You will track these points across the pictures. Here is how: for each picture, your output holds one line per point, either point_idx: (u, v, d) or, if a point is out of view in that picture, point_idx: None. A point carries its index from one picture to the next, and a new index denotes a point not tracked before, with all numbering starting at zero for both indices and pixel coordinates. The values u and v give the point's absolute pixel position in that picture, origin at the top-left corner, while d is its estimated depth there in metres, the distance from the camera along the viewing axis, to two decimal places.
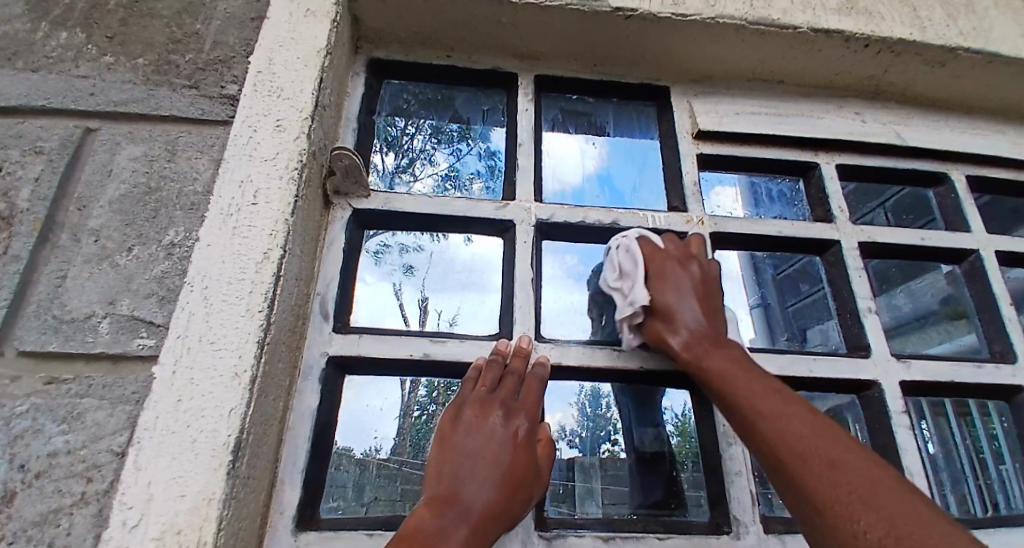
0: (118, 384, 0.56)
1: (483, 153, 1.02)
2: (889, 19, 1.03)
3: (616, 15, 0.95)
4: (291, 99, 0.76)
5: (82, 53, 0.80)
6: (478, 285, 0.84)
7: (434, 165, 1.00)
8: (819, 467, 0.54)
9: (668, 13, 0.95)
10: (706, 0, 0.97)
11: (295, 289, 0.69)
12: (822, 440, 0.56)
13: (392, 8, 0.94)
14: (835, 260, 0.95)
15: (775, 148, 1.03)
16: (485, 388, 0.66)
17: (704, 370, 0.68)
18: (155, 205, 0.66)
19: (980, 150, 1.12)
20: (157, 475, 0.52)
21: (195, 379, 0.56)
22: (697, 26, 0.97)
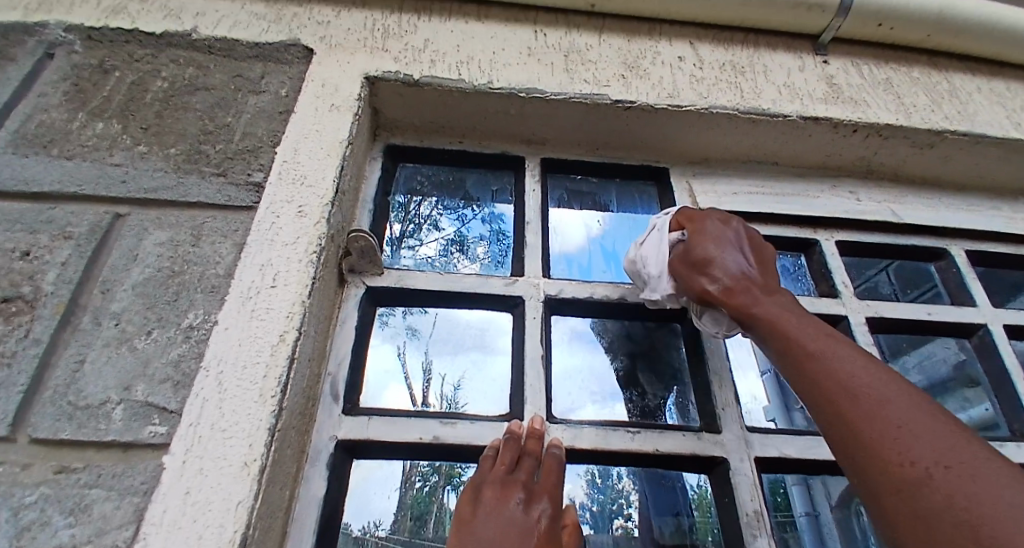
0: (128, 474, 0.56)
1: (485, 218, 1.05)
2: (875, 107, 1.10)
3: (616, 107, 1.02)
4: (312, 186, 0.81)
5: (116, 142, 0.85)
6: (482, 349, 0.84)
7: (438, 230, 1.02)
8: (868, 391, 0.53)
9: (664, 105, 1.02)
10: (700, 93, 1.04)
11: (308, 371, 0.69)
12: (875, 369, 0.54)
13: (407, 100, 1.01)
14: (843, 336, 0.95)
15: (775, 226, 1.06)
16: (502, 467, 0.65)
17: (753, 315, 0.64)
18: (177, 288, 0.68)
19: (977, 227, 1.14)
20: None
21: (206, 468, 0.56)
22: (692, 116, 1.03)
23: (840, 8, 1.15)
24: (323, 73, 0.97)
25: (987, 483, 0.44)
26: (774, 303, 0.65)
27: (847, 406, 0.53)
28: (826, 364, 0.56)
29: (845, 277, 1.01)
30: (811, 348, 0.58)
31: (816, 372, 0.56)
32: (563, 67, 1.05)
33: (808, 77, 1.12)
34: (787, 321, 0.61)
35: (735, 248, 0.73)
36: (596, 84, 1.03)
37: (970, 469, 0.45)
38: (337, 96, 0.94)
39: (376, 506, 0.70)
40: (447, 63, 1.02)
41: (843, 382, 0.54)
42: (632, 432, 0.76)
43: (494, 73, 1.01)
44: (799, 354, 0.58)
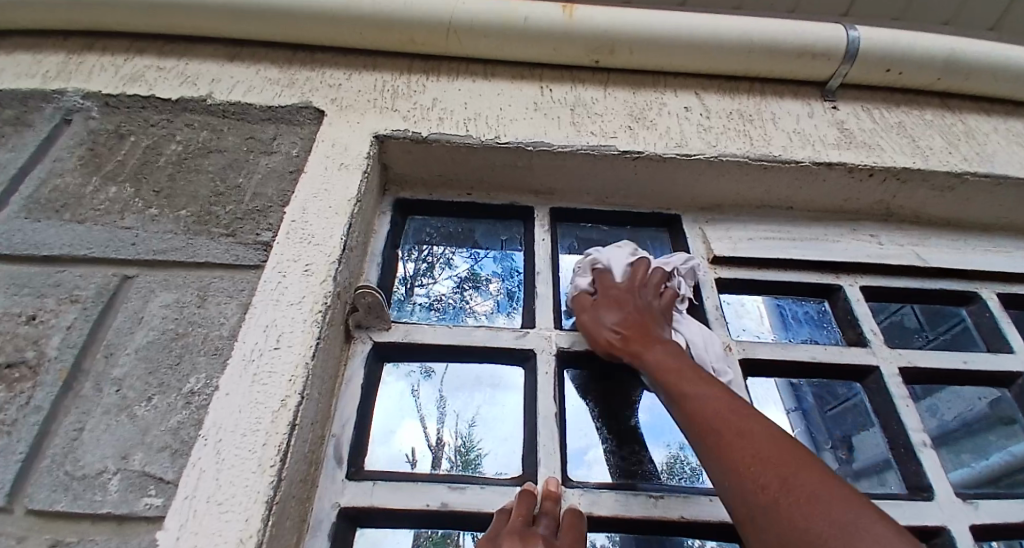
0: None
1: (495, 258, 1.05)
2: (889, 151, 1.09)
3: (624, 157, 1.02)
4: (320, 245, 0.80)
5: (129, 205, 0.86)
6: (494, 389, 0.82)
7: (452, 269, 1.02)
8: (738, 423, 0.58)
9: (674, 154, 1.02)
10: (709, 142, 1.04)
11: (311, 435, 0.67)
12: (743, 414, 0.59)
13: (416, 156, 1.03)
14: (875, 386, 0.90)
15: (793, 271, 1.03)
16: (519, 525, 0.60)
17: (648, 364, 0.73)
18: (180, 350, 0.67)
19: (1006, 269, 1.10)
20: None
21: (199, 545, 0.52)
22: (702, 164, 1.03)
23: (846, 56, 1.15)
24: (334, 133, 0.99)
25: (823, 502, 0.46)
26: (663, 352, 0.73)
27: (721, 448, 0.57)
28: (697, 406, 0.63)
29: (871, 323, 0.97)
30: (693, 397, 0.64)
31: (698, 406, 0.63)
32: (570, 120, 1.06)
33: (818, 123, 1.12)
34: (674, 370, 0.70)
35: (626, 309, 0.82)
36: (603, 136, 1.03)
37: (807, 485, 0.48)
38: (347, 155, 0.95)
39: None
40: (455, 120, 1.03)
41: (718, 415, 0.60)
42: (654, 500, 0.71)
43: (502, 129, 1.03)
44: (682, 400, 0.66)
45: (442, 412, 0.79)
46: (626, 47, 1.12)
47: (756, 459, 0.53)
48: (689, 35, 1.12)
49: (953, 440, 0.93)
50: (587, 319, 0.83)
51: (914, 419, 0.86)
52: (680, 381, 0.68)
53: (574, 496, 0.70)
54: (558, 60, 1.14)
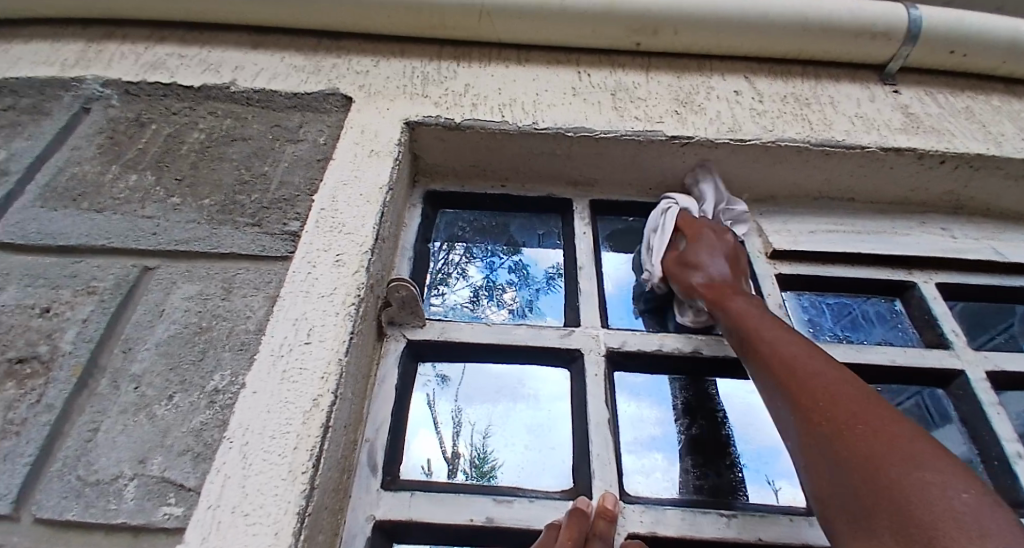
0: None
1: (516, 266, 0.96)
2: (960, 136, 1.00)
3: (673, 142, 0.95)
4: (352, 234, 0.75)
5: (150, 194, 0.82)
6: (521, 399, 0.75)
7: (467, 277, 0.93)
8: (799, 357, 0.58)
9: (727, 139, 0.94)
10: (765, 127, 0.97)
11: (344, 439, 0.61)
12: (804, 350, 0.59)
13: (450, 145, 0.97)
14: (960, 392, 0.81)
15: (859, 267, 0.94)
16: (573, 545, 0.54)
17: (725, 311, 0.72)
18: (203, 345, 0.62)
19: None
20: None
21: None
22: (757, 150, 0.95)
23: (909, 37, 1.07)
24: (364, 120, 0.93)
25: (873, 417, 0.49)
26: (743, 303, 0.71)
27: (788, 374, 0.57)
28: (765, 341, 0.63)
29: (952, 324, 0.88)
30: (769, 336, 0.63)
31: (775, 361, 0.60)
32: (613, 106, 0.99)
33: (880, 107, 1.03)
34: (744, 310, 0.69)
35: (720, 258, 0.80)
36: (651, 121, 0.97)
37: (897, 445, 0.45)
38: (379, 142, 0.90)
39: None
40: (490, 106, 0.97)
41: (799, 378, 0.56)
42: (726, 517, 0.64)
43: (541, 114, 0.96)
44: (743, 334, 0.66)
45: (460, 423, 0.72)
46: (672, 28, 1.05)
47: (830, 413, 0.51)
48: (738, 16, 1.05)
49: None
50: (677, 264, 0.83)
51: (1007, 428, 0.76)
52: (746, 319, 0.68)
53: (631, 517, 0.62)
54: (595, 43, 1.07)
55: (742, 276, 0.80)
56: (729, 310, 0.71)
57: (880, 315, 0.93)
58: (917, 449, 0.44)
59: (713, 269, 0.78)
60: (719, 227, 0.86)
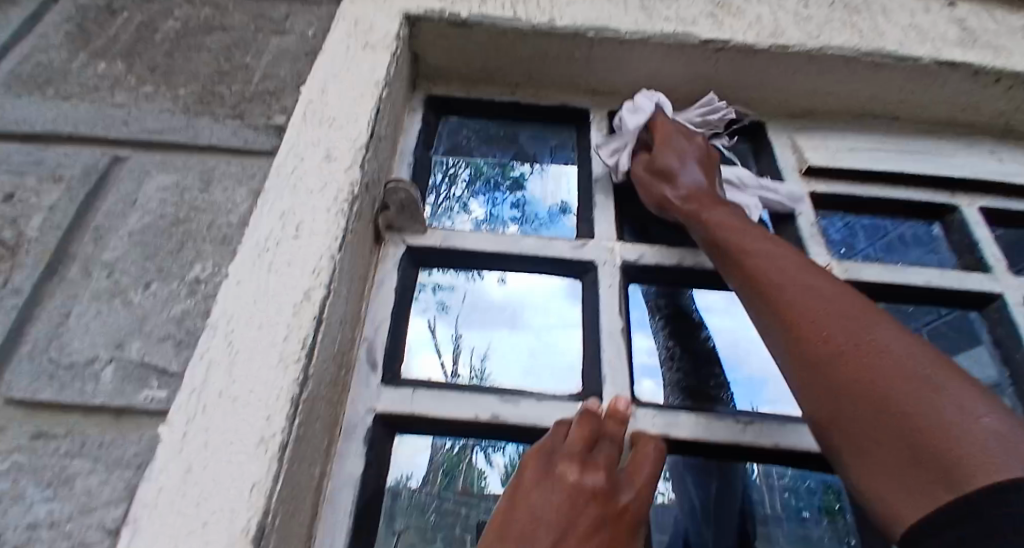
0: (119, 444, 0.44)
1: (518, 202, 0.88)
2: (1019, 53, 0.92)
3: (706, 47, 0.87)
4: (345, 128, 0.69)
5: (121, 82, 0.75)
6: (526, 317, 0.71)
7: (468, 213, 0.84)
8: (796, 274, 0.54)
9: (767, 45, 0.87)
10: (809, 32, 0.89)
11: (341, 334, 0.57)
12: (800, 267, 0.55)
13: (457, 43, 0.89)
14: (997, 314, 0.78)
15: (900, 189, 0.90)
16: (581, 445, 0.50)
17: (704, 222, 0.68)
18: (182, 237, 0.57)
19: None
20: None
21: (213, 443, 0.43)
22: (801, 58, 0.88)
23: None
24: (358, 11, 0.84)
25: (873, 334, 0.44)
26: (725, 214, 0.67)
27: (773, 293, 0.54)
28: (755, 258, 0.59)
29: (994, 245, 0.84)
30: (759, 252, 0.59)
31: (760, 275, 0.56)
32: (639, 4, 0.90)
33: (936, 19, 0.95)
34: (724, 225, 0.65)
35: (692, 164, 0.76)
36: (683, 24, 0.88)
37: (897, 369, 0.41)
38: (373, 35, 0.82)
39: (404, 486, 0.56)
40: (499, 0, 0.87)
41: (790, 302, 0.51)
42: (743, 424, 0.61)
43: (557, 10, 0.87)
44: (734, 249, 0.62)
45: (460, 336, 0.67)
46: None
47: (828, 332, 0.46)
48: None
49: None
50: (646, 173, 0.78)
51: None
52: (734, 236, 0.63)
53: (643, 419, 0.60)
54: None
55: (715, 179, 0.77)
56: (708, 222, 0.67)
57: (910, 238, 0.88)
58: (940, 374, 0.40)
59: (686, 178, 0.74)
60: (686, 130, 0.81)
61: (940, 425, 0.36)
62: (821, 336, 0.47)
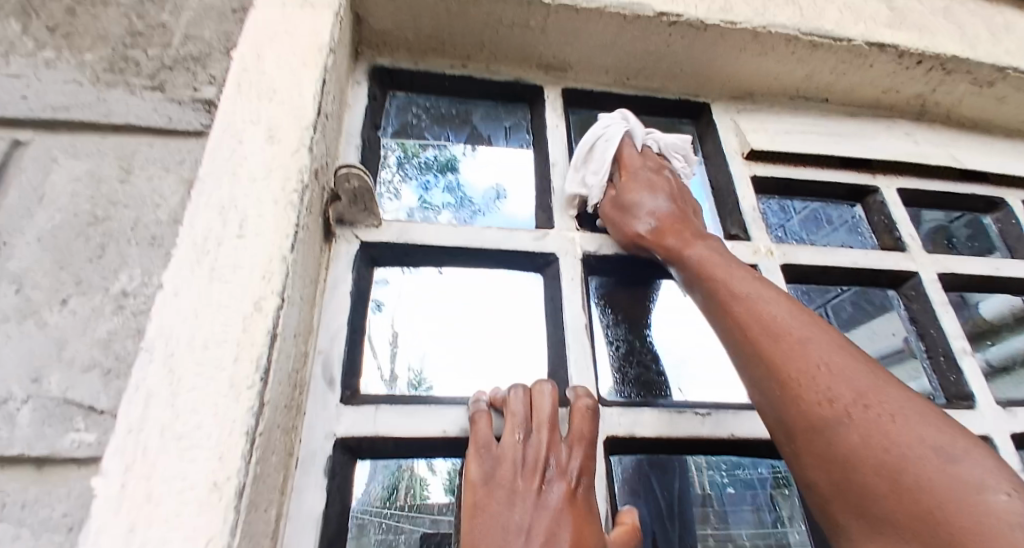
0: (97, 392, 0.44)
1: (451, 187, 0.83)
2: (944, 37, 0.94)
3: (702, 28, 0.83)
4: (287, 104, 0.60)
5: (12, 44, 0.61)
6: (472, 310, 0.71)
7: (400, 198, 0.78)
8: (817, 349, 0.52)
9: (760, 25, 0.84)
10: (782, 21, 0.86)
11: (282, 408, 0.48)
12: (838, 343, 0.53)
13: (402, 7, 0.79)
14: (945, 360, 0.78)
15: (830, 170, 0.91)
16: (515, 418, 0.54)
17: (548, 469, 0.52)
18: (60, 341, 0.45)
19: (1020, 172, 1.02)
20: (183, 410, 0.42)
21: (179, 414, 0.41)
22: (779, 39, 0.86)
23: None
24: None
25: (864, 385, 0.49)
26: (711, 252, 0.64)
27: (753, 328, 0.56)
28: (819, 370, 0.51)
29: (951, 309, 0.81)
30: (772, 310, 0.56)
31: (753, 331, 0.56)
32: None
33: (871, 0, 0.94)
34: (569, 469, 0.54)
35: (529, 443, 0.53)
36: (809, 78, 0.94)
37: (827, 369, 0.50)
38: None
39: (333, 428, 0.55)
40: (318, 10, 0.69)
41: (808, 364, 0.51)
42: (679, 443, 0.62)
43: None
44: (765, 361, 0.54)
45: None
46: None
47: (780, 361, 0.53)
48: (818, 28, 0.87)
49: (973, 316, 0.88)
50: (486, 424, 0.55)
51: (977, 377, 0.76)
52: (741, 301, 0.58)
53: (595, 184, 0.75)
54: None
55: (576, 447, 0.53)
56: (730, 308, 0.59)
57: (908, 251, 0.85)
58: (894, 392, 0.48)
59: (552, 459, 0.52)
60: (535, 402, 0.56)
61: (822, 383, 0.50)
62: (857, 458, 0.46)
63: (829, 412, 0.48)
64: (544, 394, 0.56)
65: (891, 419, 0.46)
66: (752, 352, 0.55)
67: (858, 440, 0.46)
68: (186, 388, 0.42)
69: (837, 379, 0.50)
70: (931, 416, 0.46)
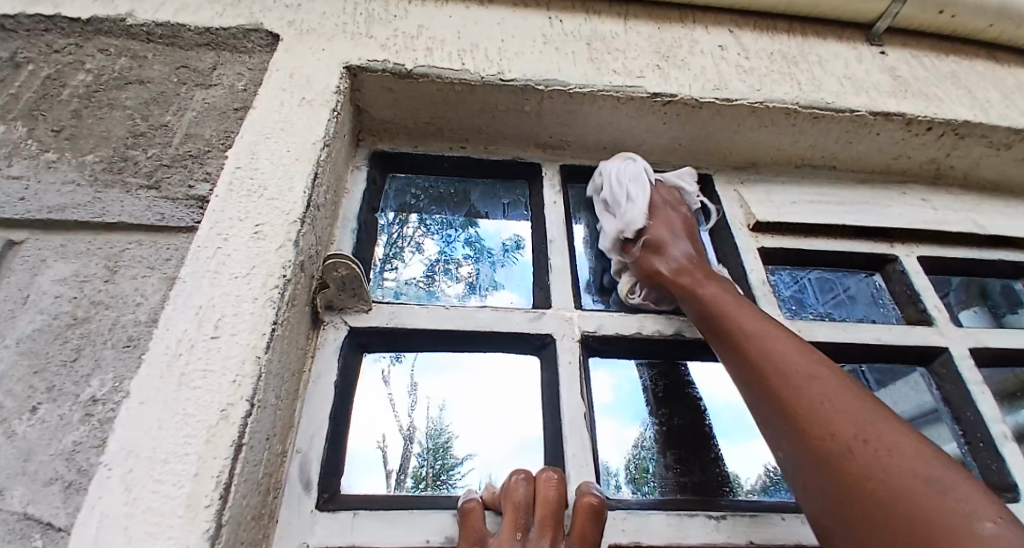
0: (51, 508, 0.41)
1: (471, 240, 0.85)
2: (951, 103, 0.92)
3: (697, 105, 0.83)
4: (276, 199, 0.60)
5: (19, 150, 0.65)
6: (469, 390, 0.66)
7: (421, 251, 0.81)
8: (821, 385, 0.48)
9: (755, 100, 0.84)
10: (779, 96, 0.86)
11: (248, 522, 0.45)
12: (850, 388, 0.48)
13: (400, 99, 0.81)
14: (985, 447, 0.70)
15: (843, 240, 0.87)
16: (516, 511, 0.49)
17: None
18: (20, 451, 0.44)
19: None
20: (136, 531, 0.39)
21: (132, 536, 0.39)
22: (778, 114, 0.85)
23: (872, 33, 1.01)
24: (290, 61, 0.76)
25: (875, 427, 0.43)
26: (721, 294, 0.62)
27: (762, 362, 0.52)
28: (825, 406, 0.46)
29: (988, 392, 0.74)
30: (778, 345, 0.53)
31: (761, 363, 0.52)
32: (588, 56, 0.85)
33: (871, 70, 0.94)
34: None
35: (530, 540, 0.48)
36: (815, 149, 0.92)
37: (834, 405, 0.46)
38: (310, 88, 0.73)
39: (307, 537, 0.51)
40: (316, 105, 0.71)
41: (815, 399, 0.47)
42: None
43: (506, 63, 0.82)
44: (777, 398, 0.50)
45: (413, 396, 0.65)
46: None
47: (788, 398, 0.49)
48: (818, 101, 0.86)
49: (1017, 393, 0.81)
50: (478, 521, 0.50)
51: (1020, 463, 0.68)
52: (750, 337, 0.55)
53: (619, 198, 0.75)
54: (912, 68, 0.97)
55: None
56: (741, 342, 0.56)
57: (935, 326, 0.80)
58: (906, 440, 0.42)
59: None
60: (538, 493, 0.51)
61: (830, 418, 0.45)
62: (860, 498, 0.40)
63: (828, 441, 0.44)
64: (550, 484, 0.51)
65: (899, 459, 0.40)
66: (757, 384, 0.52)
67: (857, 473, 0.41)
68: (142, 506, 0.40)
69: (844, 417, 0.45)
70: (943, 464, 0.40)
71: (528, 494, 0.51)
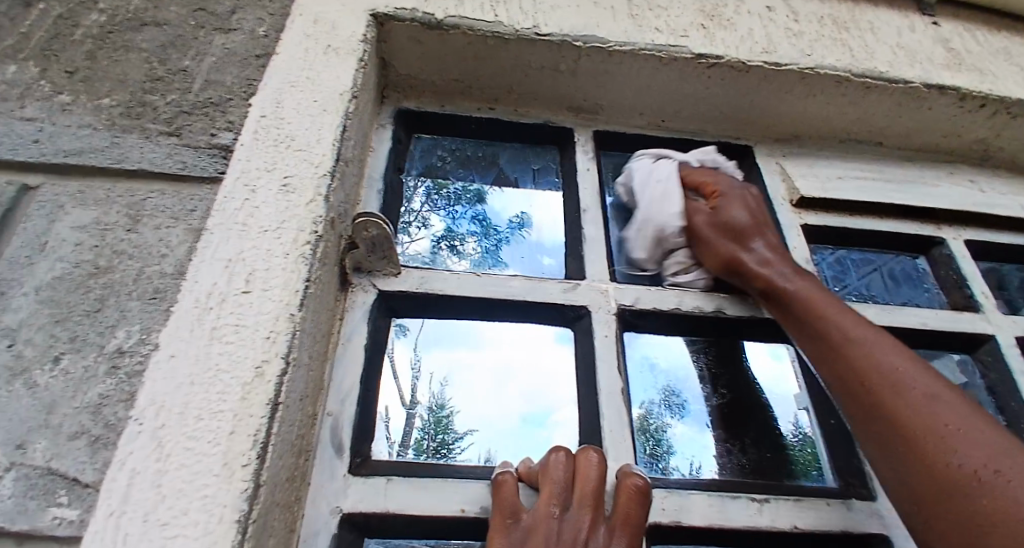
0: (76, 464, 0.39)
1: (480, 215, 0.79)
2: (1006, 79, 0.88)
3: (743, 70, 0.79)
4: (306, 150, 0.57)
5: (31, 90, 0.61)
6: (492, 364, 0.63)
7: (426, 226, 0.74)
8: (936, 403, 0.45)
9: (804, 66, 0.80)
10: (829, 64, 0.81)
11: (282, 486, 0.43)
12: (966, 407, 0.45)
13: (431, 53, 0.77)
14: None
15: (886, 219, 0.84)
16: (553, 487, 0.47)
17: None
18: (42, 404, 0.41)
19: None
20: (169, 490, 0.37)
21: (165, 494, 0.36)
22: (826, 82, 0.81)
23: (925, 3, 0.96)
24: (317, 8, 0.71)
25: (1001, 457, 0.41)
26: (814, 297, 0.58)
27: (866, 371, 0.50)
28: (943, 428, 0.43)
29: None
30: (884, 354, 0.50)
31: (864, 373, 0.50)
32: (630, 14, 0.80)
33: (923, 41, 0.89)
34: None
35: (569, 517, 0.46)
36: (861, 122, 0.88)
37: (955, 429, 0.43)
38: (337, 37, 0.69)
39: (341, 501, 0.49)
40: (345, 54, 0.67)
41: (932, 419, 0.44)
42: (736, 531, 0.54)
43: (543, 17, 0.77)
44: (884, 410, 0.47)
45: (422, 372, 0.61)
46: None
47: (898, 414, 0.46)
48: (870, 71, 0.82)
49: None
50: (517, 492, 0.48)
51: None
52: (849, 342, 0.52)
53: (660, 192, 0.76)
54: (966, 41, 0.92)
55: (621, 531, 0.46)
56: (835, 347, 0.53)
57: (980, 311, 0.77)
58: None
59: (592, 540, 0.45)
60: (576, 471, 0.49)
61: (949, 442, 0.43)
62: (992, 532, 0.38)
63: (952, 466, 0.41)
64: (590, 463, 0.49)
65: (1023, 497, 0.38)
66: (858, 392, 0.49)
67: (990, 505, 0.39)
68: (175, 464, 0.38)
69: (968, 441, 0.42)
70: None
71: (566, 471, 0.48)
